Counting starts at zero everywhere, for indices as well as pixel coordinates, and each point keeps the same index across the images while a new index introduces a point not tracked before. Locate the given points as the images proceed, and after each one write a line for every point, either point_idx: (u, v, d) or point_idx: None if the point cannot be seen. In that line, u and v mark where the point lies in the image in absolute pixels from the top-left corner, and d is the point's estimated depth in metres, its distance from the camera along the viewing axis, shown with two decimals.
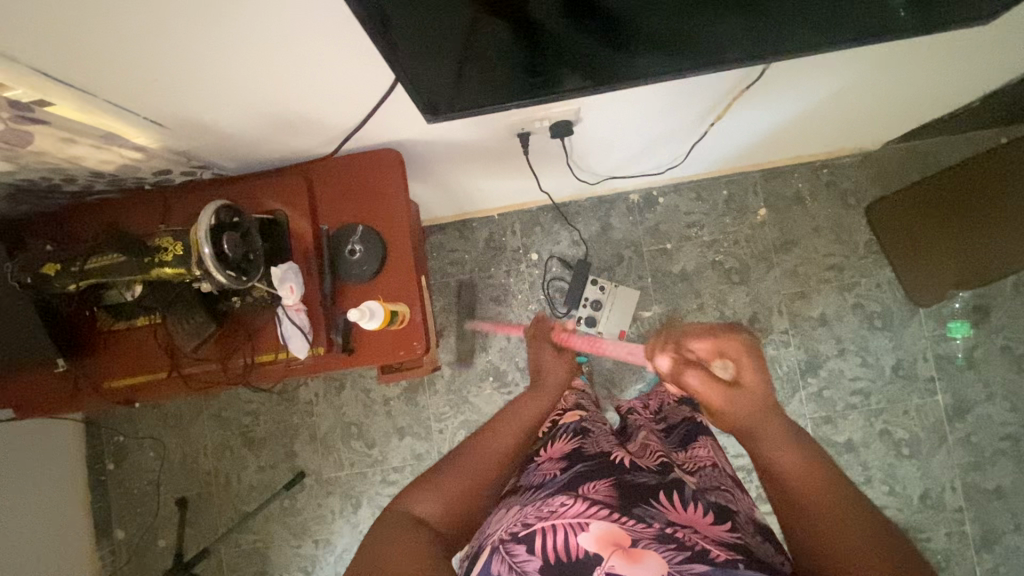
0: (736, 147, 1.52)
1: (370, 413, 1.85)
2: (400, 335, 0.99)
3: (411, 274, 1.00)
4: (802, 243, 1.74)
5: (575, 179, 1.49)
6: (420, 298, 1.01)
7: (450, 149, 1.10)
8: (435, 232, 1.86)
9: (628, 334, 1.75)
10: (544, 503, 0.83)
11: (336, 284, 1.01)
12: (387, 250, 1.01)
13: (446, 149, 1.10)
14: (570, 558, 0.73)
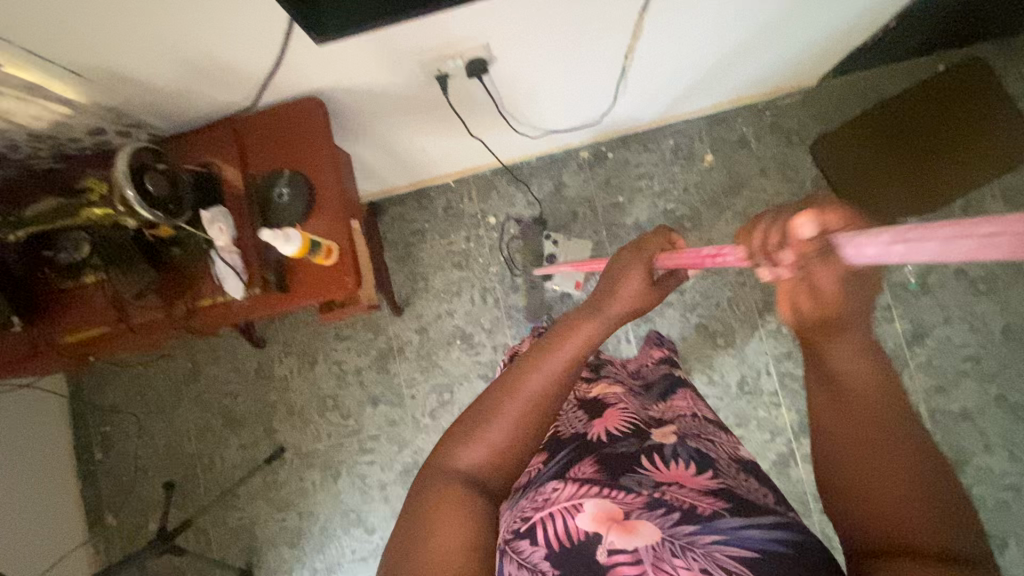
0: (672, 94, 1.56)
1: (343, 385, 1.89)
2: (331, 272, 1.04)
3: (339, 213, 1.05)
4: (750, 184, 1.77)
5: (515, 134, 1.53)
6: (349, 236, 1.06)
7: (375, 97, 1.16)
8: (394, 205, 1.90)
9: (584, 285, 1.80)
10: (537, 492, 0.79)
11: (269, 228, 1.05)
12: (314, 192, 1.06)
13: (367, 96, 1.15)
14: (572, 544, 0.69)
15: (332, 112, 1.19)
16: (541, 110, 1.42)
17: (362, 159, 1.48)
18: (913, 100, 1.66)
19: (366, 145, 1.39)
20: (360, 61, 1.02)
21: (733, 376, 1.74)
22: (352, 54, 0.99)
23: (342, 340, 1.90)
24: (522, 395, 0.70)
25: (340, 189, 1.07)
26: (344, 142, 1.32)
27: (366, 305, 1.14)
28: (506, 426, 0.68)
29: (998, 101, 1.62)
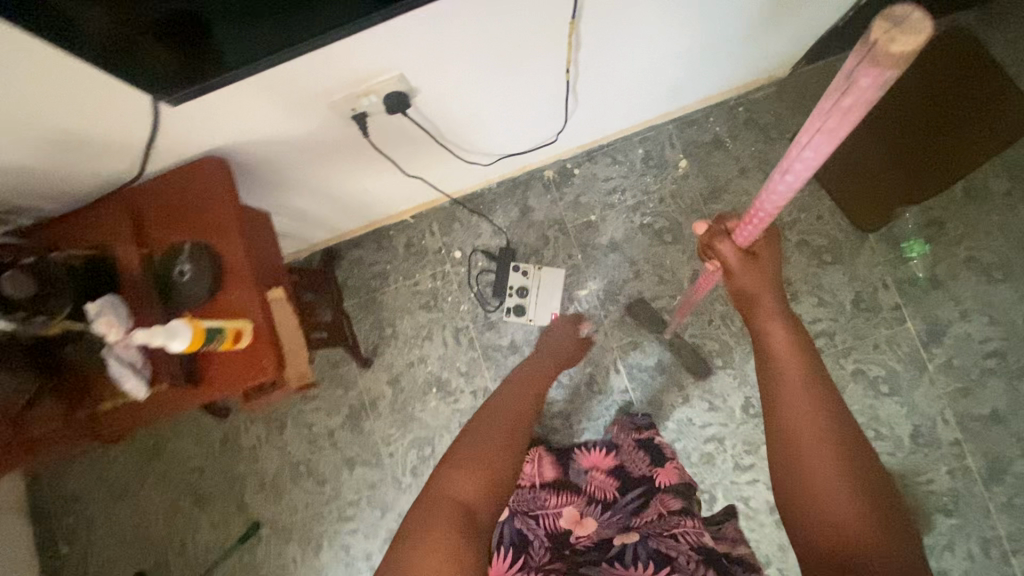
0: (634, 100, 1.42)
1: (316, 449, 1.74)
2: (248, 353, 0.90)
3: (249, 282, 0.92)
4: (731, 187, 1.62)
5: (465, 163, 1.39)
6: (265, 310, 0.91)
7: (290, 146, 1.03)
8: (351, 248, 1.74)
9: (561, 315, 1.65)
10: None
11: (172, 311, 0.91)
12: (220, 265, 0.92)
13: (275, 144, 1.00)
14: None
15: (239, 166, 1.04)
16: (488, 135, 1.28)
17: (295, 207, 1.33)
18: (898, 115, 1.55)
19: (292, 196, 1.24)
20: (254, 104, 0.88)
21: (735, 399, 1.58)
22: (241, 98, 0.85)
23: (310, 400, 1.75)
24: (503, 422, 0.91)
25: (251, 257, 0.94)
26: (261, 195, 1.17)
27: (295, 384, 0.99)
28: (498, 443, 0.86)
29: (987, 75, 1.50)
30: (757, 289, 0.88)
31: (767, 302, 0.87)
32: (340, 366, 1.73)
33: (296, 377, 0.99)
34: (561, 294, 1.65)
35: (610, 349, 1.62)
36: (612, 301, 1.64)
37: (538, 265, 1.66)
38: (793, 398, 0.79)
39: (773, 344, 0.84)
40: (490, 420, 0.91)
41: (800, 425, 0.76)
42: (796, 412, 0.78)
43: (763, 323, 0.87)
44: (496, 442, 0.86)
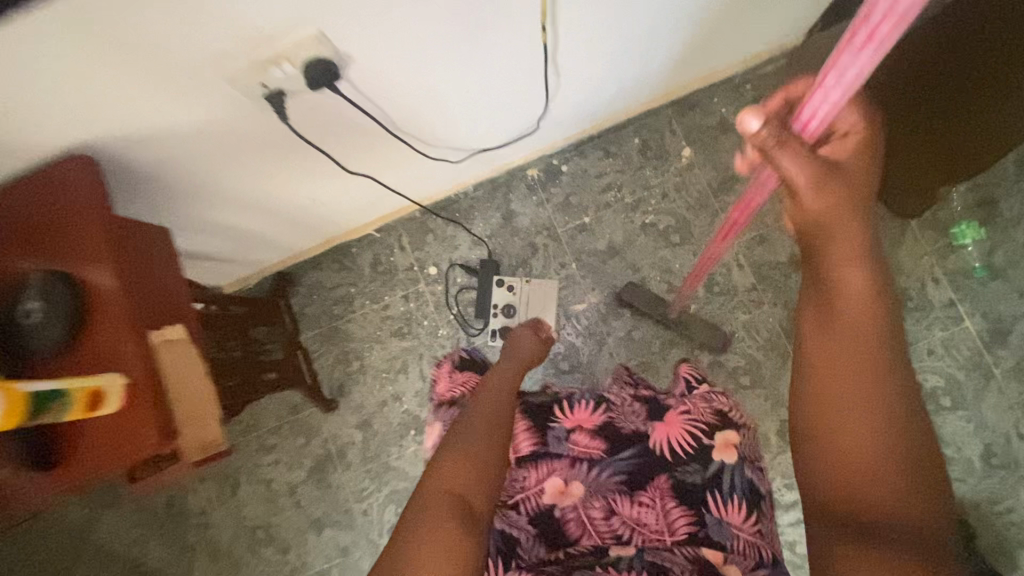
0: (628, 77, 1.19)
1: (276, 511, 1.46)
2: (121, 420, 0.66)
3: (123, 321, 0.67)
4: (744, 176, 1.40)
5: (429, 159, 1.15)
6: (148, 358, 0.67)
7: (190, 138, 0.79)
8: (308, 270, 1.49)
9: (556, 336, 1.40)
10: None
11: (19, 366, 0.67)
12: (82, 300, 0.67)
13: (163, 133, 0.76)
14: None
15: (122, 170, 0.79)
16: (454, 123, 1.05)
17: (223, 222, 1.08)
18: None
19: (214, 207, 0.99)
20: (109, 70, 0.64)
21: (769, 424, 1.33)
22: (87, 58, 0.61)
23: (266, 452, 1.47)
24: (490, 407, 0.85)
25: (127, 287, 0.69)
26: (167, 206, 0.92)
27: (194, 458, 0.75)
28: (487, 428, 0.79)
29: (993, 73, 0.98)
30: (824, 222, 0.59)
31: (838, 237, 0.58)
32: (302, 410, 1.47)
33: (195, 449, 0.74)
34: (555, 311, 1.41)
35: None
36: (615, 316, 1.39)
37: (526, 279, 1.42)
38: (847, 380, 0.55)
39: (840, 300, 0.57)
40: (479, 412, 0.83)
41: (847, 414, 0.55)
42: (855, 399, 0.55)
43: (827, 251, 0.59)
44: (486, 434, 0.79)
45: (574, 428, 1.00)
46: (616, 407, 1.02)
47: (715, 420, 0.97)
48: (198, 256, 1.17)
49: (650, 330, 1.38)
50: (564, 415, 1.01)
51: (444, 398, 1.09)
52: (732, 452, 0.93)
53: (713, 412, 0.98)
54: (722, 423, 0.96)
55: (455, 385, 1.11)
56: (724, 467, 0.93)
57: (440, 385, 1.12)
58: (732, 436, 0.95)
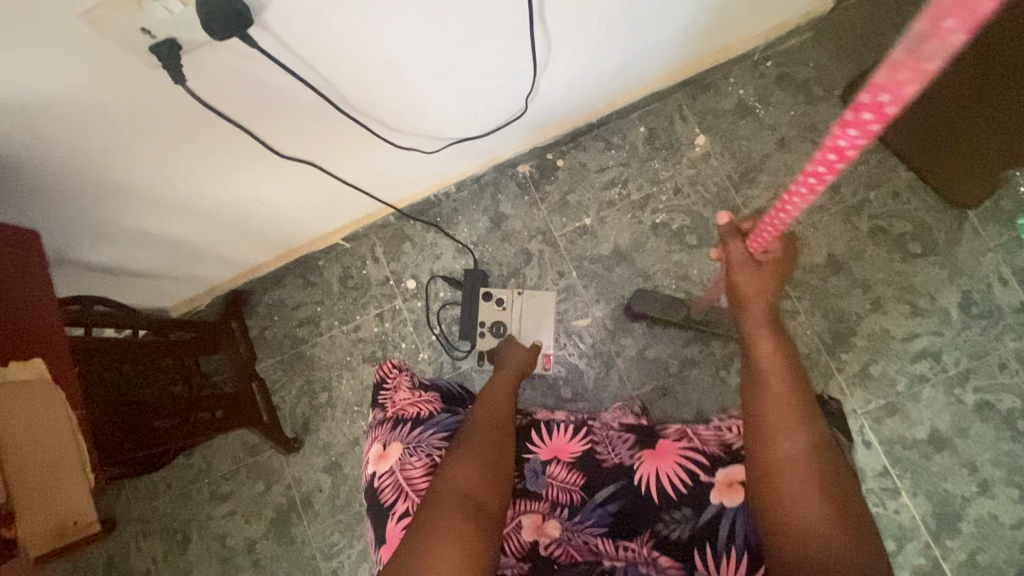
0: (633, 49, 1.00)
1: (231, 572, 1.23)
2: None
3: None
4: (769, 165, 1.21)
5: (395, 150, 0.96)
6: None
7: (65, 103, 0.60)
8: (269, 287, 1.29)
9: (557, 357, 1.19)
10: None
11: None
12: None
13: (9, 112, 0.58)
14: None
15: None
16: (423, 101, 0.86)
17: (146, 230, 0.89)
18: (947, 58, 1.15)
19: (125, 205, 0.81)
20: None
21: None
22: None
23: (220, 502, 1.25)
24: (490, 414, 0.80)
25: None
26: (59, 204, 0.75)
27: (45, 550, 0.56)
28: (489, 433, 0.76)
29: (989, 53, 1.00)
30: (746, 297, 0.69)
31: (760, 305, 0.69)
32: (261, 450, 1.26)
33: (46, 539, 0.56)
34: (553, 327, 1.20)
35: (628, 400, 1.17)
36: (624, 332, 1.19)
37: (518, 290, 1.22)
38: (771, 403, 0.62)
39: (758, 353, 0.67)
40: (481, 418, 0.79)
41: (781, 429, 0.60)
42: (780, 427, 0.60)
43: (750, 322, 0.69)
44: (489, 438, 0.76)
45: (552, 459, 0.85)
46: (602, 435, 0.87)
47: (723, 453, 0.79)
48: (125, 272, 0.99)
49: (666, 348, 1.17)
50: (541, 444, 0.86)
51: (402, 412, 0.89)
52: (737, 494, 0.75)
53: (722, 444, 0.80)
54: (731, 458, 0.79)
55: (418, 399, 0.91)
56: (726, 509, 0.75)
57: (399, 396, 0.92)
58: (739, 473, 0.77)
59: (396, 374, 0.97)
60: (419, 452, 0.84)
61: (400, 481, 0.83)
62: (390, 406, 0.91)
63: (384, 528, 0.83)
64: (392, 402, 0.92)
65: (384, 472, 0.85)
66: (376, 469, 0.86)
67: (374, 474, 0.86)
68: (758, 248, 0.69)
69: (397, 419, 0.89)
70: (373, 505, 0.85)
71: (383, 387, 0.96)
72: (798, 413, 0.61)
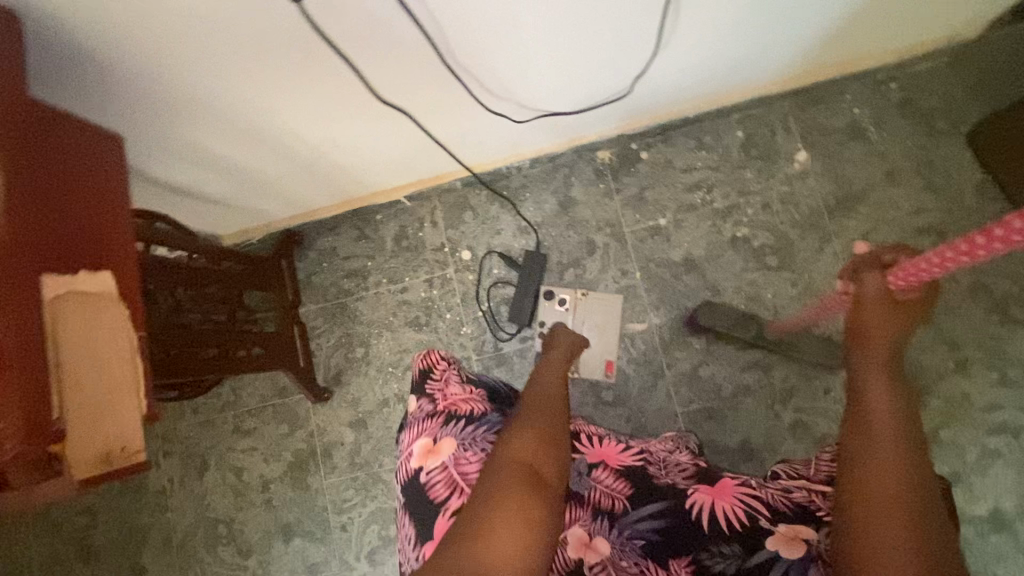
0: (756, 45, 0.92)
1: (242, 505, 1.24)
2: None
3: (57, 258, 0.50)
4: (871, 197, 1.11)
5: (485, 113, 0.90)
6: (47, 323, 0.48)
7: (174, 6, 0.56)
8: (322, 232, 1.27)
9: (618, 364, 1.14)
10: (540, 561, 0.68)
11: None
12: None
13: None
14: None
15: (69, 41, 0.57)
16: (528, 65, 0.79)
17: (218, 154, 0.87)
18: None
19: (214, 124, 0.78)
20: None
21: None
22: None
23: (243, 436, 1.25)
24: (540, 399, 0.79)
25: (44, 217, 0.50)
26: (130, 108, 0.70)
27: (87, 475, 0.49)
28: (540, 416, 0.75)
29: None
30: (865, 329, 0.61)
31: (883, 335, 0.60)
32: (290, 394, 1.25)
33: (89, 464, 0.48)
34: (615, 333, 1.15)
35: (671, 414, 1.11)
36: (681, 345, 1.13)
37: (582, 291, 1.16)
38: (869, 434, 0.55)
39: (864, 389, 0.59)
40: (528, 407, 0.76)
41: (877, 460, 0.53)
42: (880, 470, 0.52)
43: (864, 358, 0.61)
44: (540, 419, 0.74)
45: (598, 462, 0.83)
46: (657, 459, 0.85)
47: (790, 508, 0.73)
48: (193, 192, 0.97)
49: (722, 370, 1.11)
50: (587, 446, 0.86)
51: (455, 408, 0.83)
52: (799, 547, 0.68)
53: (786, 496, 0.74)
54: (798, 513, 0.72)
55: (472, 396, 0.85)
56: (779, 560, 0.68)
57: (451, 390, 0.86)
58: (805, 529, 0.70)
59: (445, 365, 0.88)
60: (474, 447, 0.79)
61: (453, 477, 0.78)
62: (441, 398, 0.84)
63: (433, 522, 0.76)
64: (443, 395, 0.85)
65: (432, 468, 0.79)
66: (421, 464, 0.80)
67: (421, 469, 0.80)
68: (899, 285, 0.60)
69: (449, 414, 0.82)
70: (416, 499, 0.79)
71: (431, 377, 0.87)
72: (902, 461, 0.52)
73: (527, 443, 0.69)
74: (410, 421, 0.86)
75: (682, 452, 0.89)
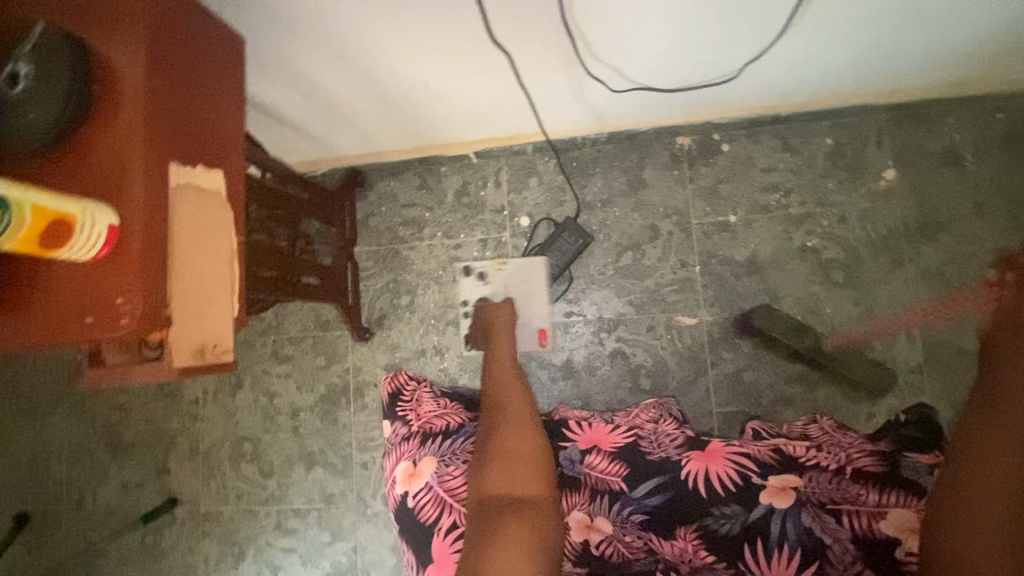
0: (875, 49, 0.87)
1: (269, 428, 1.27)
2: (105, 273, 0.45)
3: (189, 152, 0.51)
4: (954, 227, 1.07)
5: (583, 75, 0.88)
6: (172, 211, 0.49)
7: None
8: (385, 175, 1.26)
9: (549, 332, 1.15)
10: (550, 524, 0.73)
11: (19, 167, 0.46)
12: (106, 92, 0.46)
13: None
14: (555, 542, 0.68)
15: None
16: (643, 32, 0.77)
17: (314, 79, 0.86)
18: None
19: (318, 49, 0.77)
20: None
21: None
22: None
23: (280, 362, 1.28)
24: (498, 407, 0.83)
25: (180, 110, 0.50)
26: (243, 19, 0.69)
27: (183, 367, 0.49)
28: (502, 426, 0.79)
29: None
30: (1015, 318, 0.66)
31: None
32: (331, 329, 1.26)
33: (189, 353, 0.49)
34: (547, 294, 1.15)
35: (705, 412, 1.11)
36: (728, 346, 1.11)
37: (501, 262, 1.15)
38: (988, 418, 0.59)
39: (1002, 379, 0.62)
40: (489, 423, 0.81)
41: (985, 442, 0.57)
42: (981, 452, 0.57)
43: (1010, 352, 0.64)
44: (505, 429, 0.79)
45: (589, 448, 0.81)
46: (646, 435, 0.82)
47: (774, 459, 0.74)
48: (276, 115, 0.97)
49: (765, 377, 1.10)
50: (578, 433, 0.83)
51: (430, 425, 0.85)
52: (788, 497, 0.70)
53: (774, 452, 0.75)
54: (784, 465, 0.74)
55: (444, 412, 0.87)
56: (774, 513, 0.69)
57: (423, 409, 0.88)
58: (792, 480, 0.71)
59: (413, 386, 0.92)
60: (454, 462, 0.79)
61: (441, 496, 0.77)
62: (414, 419, 0.87)
63: (430, 545, 0.76)
64: (416, 416, 0.87)
65: (419, 491, 0.79)
66: (406, 489, 0.80)
67: (406, 493, 0.80)
68: None
69: (424, 432, 0.84)
70: (408, 527, 0.79)
71: (400, 400, 0.90)
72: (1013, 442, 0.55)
73: (499, 478, 0.72)
74: (389, 449, 0.87)
75: (666, 421, 0.87)
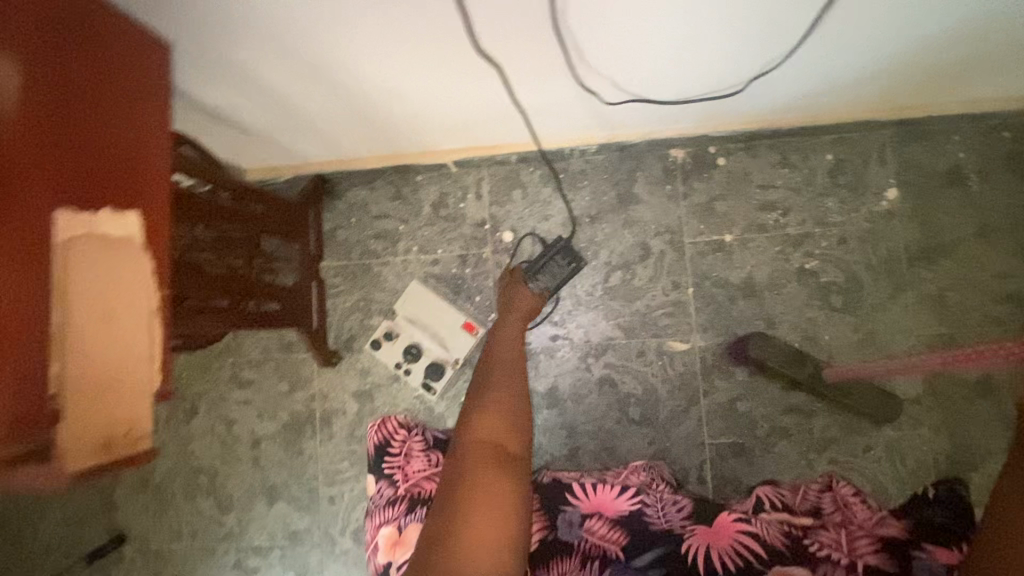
0: (887, 64, 0.81)
1: (228, 458, 1.17)
2: None
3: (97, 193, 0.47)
4: (956, 251, 1.02)
5: (575, 84, 0.79)
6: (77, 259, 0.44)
7: None
8: (355, 184, 1.16)
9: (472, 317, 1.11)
10: None
11: None
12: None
13: None
14: None
15: None
16: (648, 43, 0.69)
17: (269, 84, 0.76)
18: None
19: (271, 51, 0.67)
20: None
21: None
22: None
23: (239, 386, 1.17)
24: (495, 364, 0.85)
25: (91, 145, 0.47)
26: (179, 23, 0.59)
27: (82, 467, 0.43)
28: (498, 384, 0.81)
29: None
30: None
31: None
32: (295, 351, 1.16)
33: (88, 454, 0.44)
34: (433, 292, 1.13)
35: (696, 443, 1.05)
36: (722, 374, 1.05)
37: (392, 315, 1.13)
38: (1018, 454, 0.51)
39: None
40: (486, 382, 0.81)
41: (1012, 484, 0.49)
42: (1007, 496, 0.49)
43: None
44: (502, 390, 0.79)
45: (592, 514, 0.73)
46: (653, 497, 0.76)
47: (784, 546, 0.65)
48: (230, 121, 0.87)
49: (760, 407, 1.04)
50: (581, 497, 0.75)
51: (417, 490, 0.78)
52: None
53: (782, 537, 0.66)
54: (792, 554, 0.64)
55: (434, 473, 0.80)
56: None
57: (412, 467, 0.81)
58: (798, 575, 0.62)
59: (402, 438, 0.85)
60: None
61: None
62: (401, 480, 0.80)
63: None
64: (404, 475, 0.80)
65: (403, 563, 0.73)
66: (390, 559, 0.74)
67: (389, 565, 0.74)
68: None
69: (410, 497, 0.77)
70: None
71: (388, 453, 0.83)
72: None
73: (487, 430, 0.72)
74: (373, 509, 0.80)
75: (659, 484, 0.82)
